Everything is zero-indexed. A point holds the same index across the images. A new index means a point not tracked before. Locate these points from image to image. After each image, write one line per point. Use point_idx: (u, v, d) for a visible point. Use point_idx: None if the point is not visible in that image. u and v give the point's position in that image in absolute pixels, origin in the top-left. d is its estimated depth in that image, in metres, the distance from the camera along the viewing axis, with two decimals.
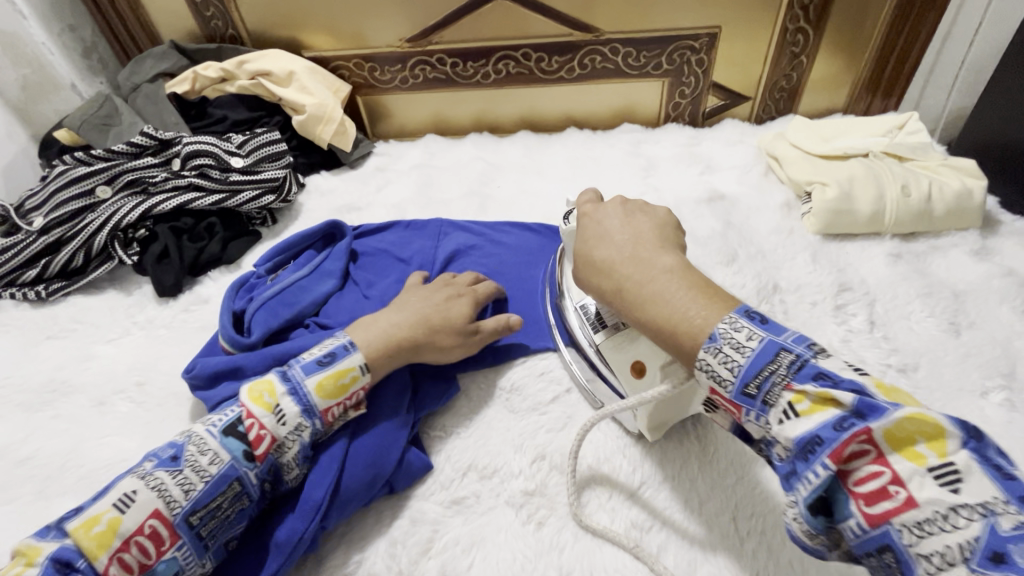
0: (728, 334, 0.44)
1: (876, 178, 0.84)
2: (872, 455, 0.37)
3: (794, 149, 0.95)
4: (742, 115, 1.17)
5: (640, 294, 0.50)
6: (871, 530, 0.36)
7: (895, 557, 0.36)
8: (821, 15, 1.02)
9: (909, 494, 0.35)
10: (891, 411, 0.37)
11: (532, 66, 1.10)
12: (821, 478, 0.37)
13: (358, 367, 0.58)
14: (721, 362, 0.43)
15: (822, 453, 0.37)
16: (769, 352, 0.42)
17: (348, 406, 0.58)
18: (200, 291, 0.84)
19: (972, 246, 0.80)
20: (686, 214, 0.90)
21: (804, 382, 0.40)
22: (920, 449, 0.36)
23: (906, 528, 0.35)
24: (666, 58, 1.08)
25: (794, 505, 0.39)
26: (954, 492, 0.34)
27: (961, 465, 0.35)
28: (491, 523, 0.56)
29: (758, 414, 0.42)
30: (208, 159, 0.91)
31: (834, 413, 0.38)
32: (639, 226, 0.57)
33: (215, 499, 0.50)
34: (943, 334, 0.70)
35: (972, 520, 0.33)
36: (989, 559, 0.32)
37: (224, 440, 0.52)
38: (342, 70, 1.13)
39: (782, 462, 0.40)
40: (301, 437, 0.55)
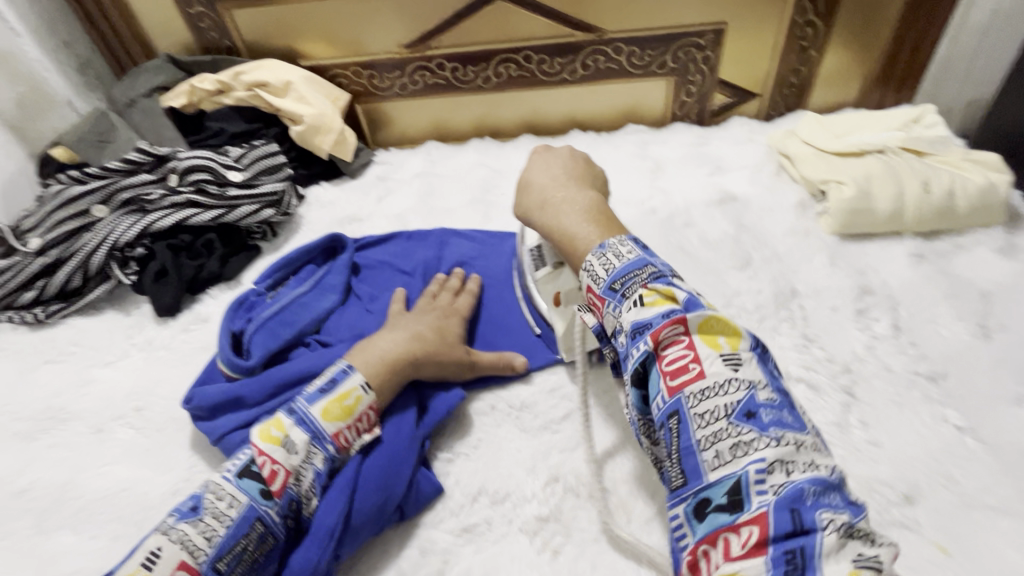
0: (614, 245, 0.53)
1: (895, 175, 0.80)
2: (684, 342, 0.44)
3: (807, 147, 0.92)
4: (751, 113, 1.14)
5: (560, 210, 0.62)
6: (667, 398, 0.43)
7: (679, 421, 0.42)
8: (830, 7, 0.99)
9: (702, 369, 0.43)
10: (705, 309, 0.45)
11: (534, 68, 1.08)
12: (641, 353, 0.45)
13: (359, 386, 0.57)
14: (602, 264, 0.52)
15: (646, 334, 0.45)
16: (638, 264, 0.51)
17: (361, 428, 0.57)
18: (199, 310, 0.82)
19: (998, 244, 0.77)
20: (697, 217, 0.87)
21: (657, 284, 0.48)
22: (720, 342, 0.44)
23: (692, 394, 0.42)
24: (671, 56, 1.05)
25: (625, 380, 0.47)
26: (733, 370, 0.43)
27: (743, 356, 0.44)
28: (504, 552, 0.54)
29: (615, 305, 0.49)
30: (206, 174, 0.89)
31: (668, 305, 0.46)
32: (576, 168, 0.69)
33: (240, 542, 0.49)
34: (973, 338, 0.67)
35: (737, 390, 0.42)
36: (744, 417, 0.41)
37: (240, 482, 0.51)
38: (340, 78, 1.11)
39: (622, 347, 0.48)
40: (314, 464, 0.54)
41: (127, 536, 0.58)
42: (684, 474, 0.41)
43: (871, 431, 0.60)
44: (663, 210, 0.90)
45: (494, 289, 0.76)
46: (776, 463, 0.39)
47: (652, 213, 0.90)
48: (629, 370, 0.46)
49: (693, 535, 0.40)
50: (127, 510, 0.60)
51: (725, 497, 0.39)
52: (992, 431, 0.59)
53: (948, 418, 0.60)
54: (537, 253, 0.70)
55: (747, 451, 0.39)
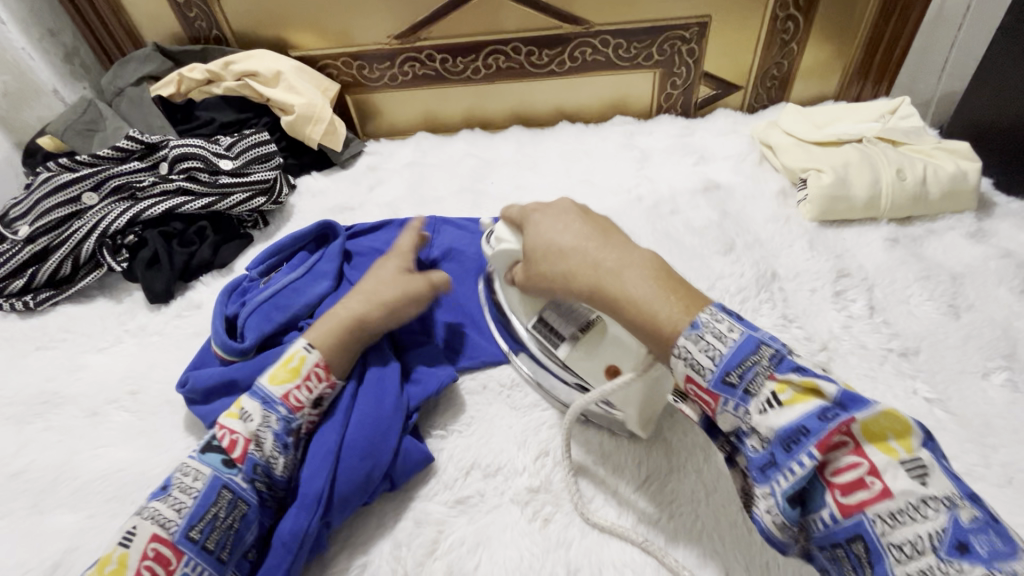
0: (710, 323, 0.43)
1: (871, 163, 0.83)
2: (851, 446, 0.38)
3: (787, 137, 0.95)
4: (734, 105, 1.17)
5: (623, 277, 0.47)
6: (843, 519, 0.37)
7: (865, 547, 0.37)
8: (811, 2, 1.01)
9: (884, 485, 0.36)
10: (867, 404, 0.39)
11: (522, 60, 1.09)
12: (804, 470, 0.38)
13: (301, 348, 0.60)
14: (701, 350, 0.42)
15: (808, 443, 0.38)
16: (749, 344, 0.42)
17: (311, 387, 0.58)
18: (191, 296, 0.83)
19: (969, 228, 0.80)
20: (682, 205, 0.90)
21: (786, 372, 0.41)
22: (891, 444, 0.38)
23: (879, 517, 0.36)
24: (657, 49, 1.07)
25: (769, 496, 0.40)
26: (923, 484, 0.36)
27: (926, 460, 0.37)
28: (497, 522, 0.56)
29: (737, 404, 0.42)
30: (197, 162, 0.89)
31: (816, 403, 0.39)
32: (599, 220, 0.54)
33: (210, 510, 0.50)
34: (943, 316, 0.70)
35: (938, 511, 0.35)
36: (955, 549, 0.34)
37: (203, 457, 0.53)
38: (330, 69, 1.11)
39: (761, 452, 0.41)
40: (272, 426, 0.55)
41: (124, 514, 0.59)
42: None
43: None
44: (649, 198, 0.93)
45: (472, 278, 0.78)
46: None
47: (638, 201, 0.92)
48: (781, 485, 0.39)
49: None
50: (124, 489, 0.61)
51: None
52: (960, 403, 0.62)
53: (918, 390, 0.63)
54: (542, 327, 0.61)
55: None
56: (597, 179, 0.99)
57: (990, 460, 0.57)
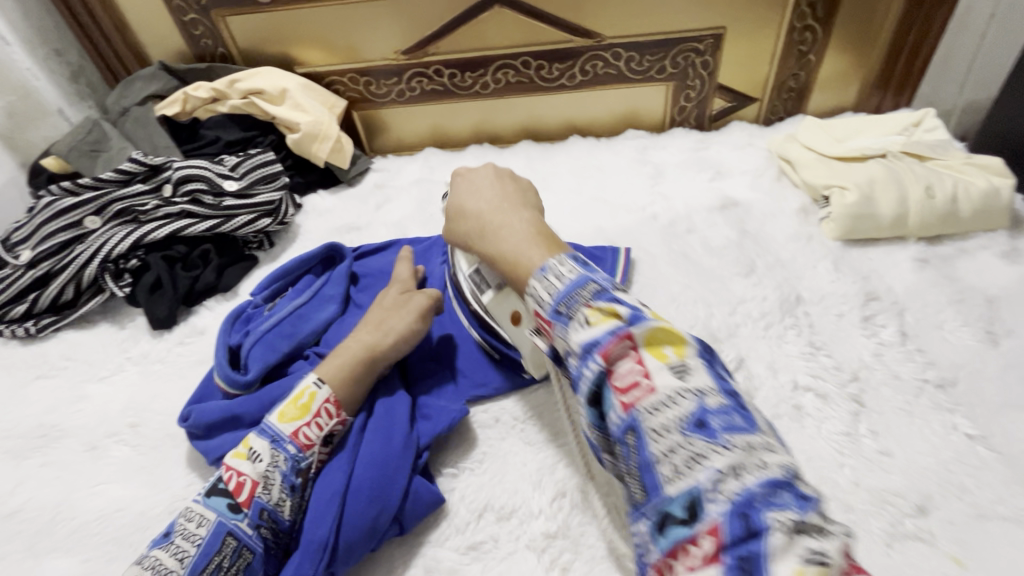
0: (554, 267, 0.47)
1: (897, 179, 0.80)
2: (633, 356, 0.41)
3: (807, 151, 0.92)
4: (749, 117, 1.14)
5: (497, 233, 0.57)
6: (622, 416, 0.40)
7: (634, 439, 0.39)
8: (829, 12, 0.99)
9: (652, 383, 0.40)
10: (652, 321, 0.42)
11: (532, 74, 1.07)
12: (593, 374, 0.41)
13: (312, 384, 0.58)
14: (545, 288, 0.47)
15: (595, 353, 0.41)
16: (581, 280, 0.45)
17: (322, 424, 0.56)
18: (195, 322, 0.81)
19: (1003, 248, 0.77)
20: (699, 223, 0.87)
21: (602, 300, 0.44)
22: (666, 351, 0.41)
23: (644, 411, 0.39)
24: (670, 61, 1.05)
25: (580, 405, 0.43)
26: (681, 379, 0.40)
27: (692, 363, 0.41)
28: (512, 571, 0.53)
29: (562, 328, 0.44)
30: (201, 183, 0.87)
31: (614, 321, 0.42)
32: (506, 188, 0.64)
33: (214, 559, 0.49)
34: (980, 344, 0.66)
35: (687, 399, 0.38)
36: (696, 428, 0.37)
37: (208, 501, 0.51)
38: (337, 85, 1.10)
39: (573, 369, 0.44)
40: (279, 467, 0.54)
41: (122, 557, 0.57)
42: (646, 490, 0.39)
43: (881, 440, 0.59)
44: (664, 216, 0.90)
45: None
46: (731, 471, 0.35)
47: (653, 219, 0.89)
48: (583, 392, 0.43)
49: (663, 561, 0.37)
50: (121, 530, 0.59)
51: (683, 515, 0.36)
52: (1003, 440, 0.58)
53: (958, 426, 0.59)
54: (477, 276, 0.65)
55: (701, 462, 0.36)
56: (610, 196, 0.97)
57: None
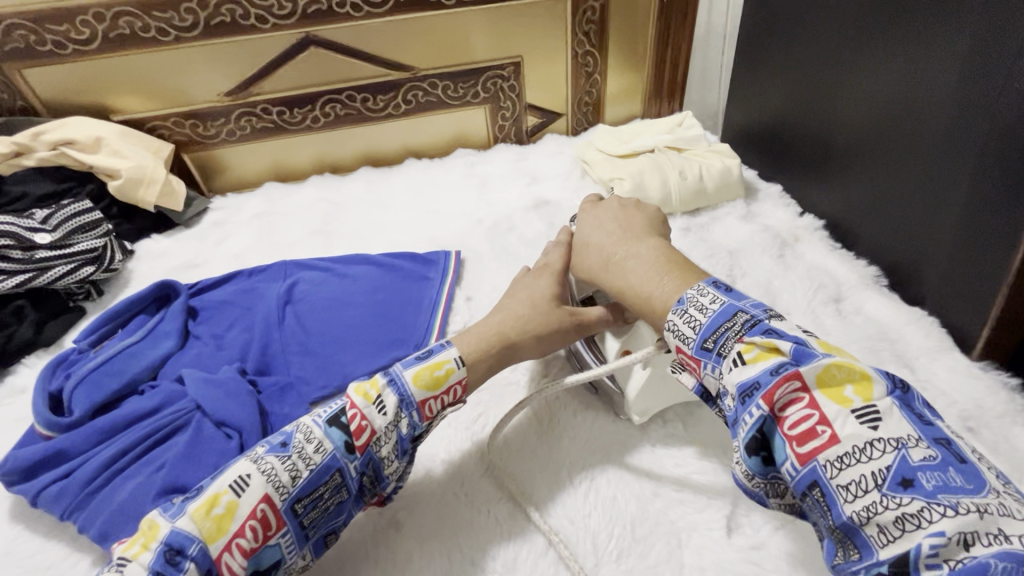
0: (694, 298, 0.52)
1: (659, 168, 0.99)
2: (804, 400, 0.42)
3: (599, 153, 1.11)
4: (561, 130, 1.32)
5: (624, 269, 0.61)
6: (799, 467, 0.41)
7: (821, 492, 0.40)
8: (602, 40, 1.20)
9: (834, 432, 0.40)
10: (820, 357, 0.43)
11: (359, 106, 1.16)
12: (756, 419, 0.43)
13: (453, 360, 0.59)
14: (686, 321, 0.51)
15: (758, 395, 0.43)
16: (726, 313, 0.49)
17: (445, 401, 0.57)
18: (12, 382, 0.77)
19: (741, 212, 0.99)
20: (518, 222, 1.01)
21: (754, 335, 0.46)
22: (847, 393, 0.41)
23: (828, 462, 0.40)
24: (481, 87, 1.19)
25: (739, 449, 0.45)
26: (873, 428, 0.40)
27: (881, 407, 0.40)
28: (354, 536, 0.60)
29: (713, 365, 0.48)
30: (7, 239, 0.83)
31: (774, 360, 0.44)
32: (632, 221, 0.67)
33: (319, 488, 0.50)
34: (724, 285, 0.85)
35: (885, 453, 0.39)
36: (901, 485, 0.37)
37: (329, 429, 0.52)
38: (160, 130, 1.10)
39: (730, 410, 0.46)
40: (398, 430, 0.54)
41: None
42: (857, 549, 0.39)
43: None
44: (489, 219, 1.03)
45: (324, 313, 0.82)
46: (959, 536, 0.34)
47: (479, 223, 1.02)
48: (743, 437, 0.44)
49: None
50: None
51: None
52: None
53: None
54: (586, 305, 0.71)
55: (919, 523, 0.36)
56: (442, 208, 1.08)
57: None
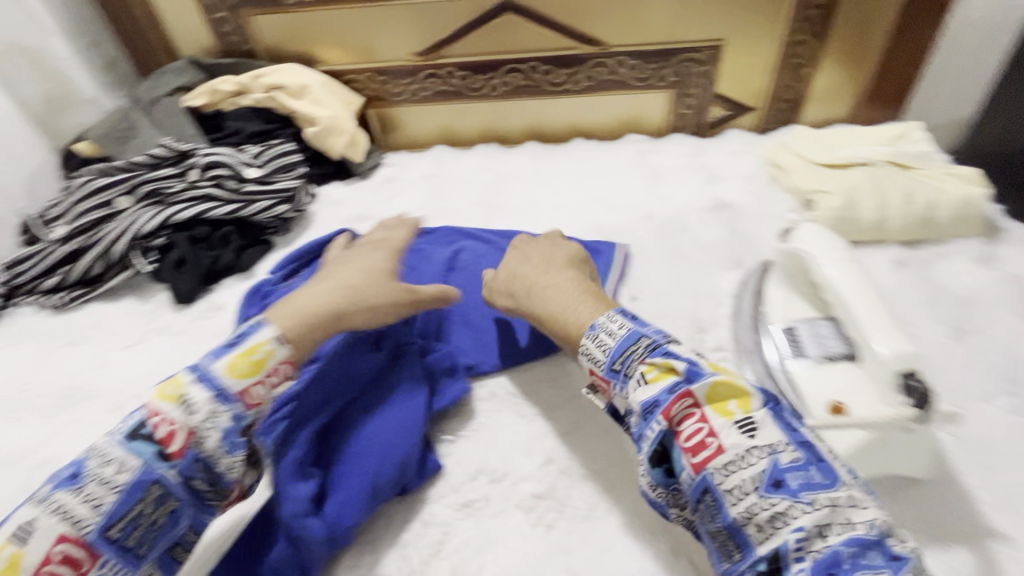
0: (605, 324, 0.56)
1: (879, 186, 0.85)
2: (697, 414, 0.47)
3: (797, 158, 0.97)
4: (746, 126, 1.19)
5: (545, 295, 0.63)
6: (695, 476, 0.46)
7: (713, 500, 0.45)
8: (823, 28, 1.04)
9: (720, 442, 0.46)
10: (710, 375, 0.48)
11: (540, 78, 1.13)
12: (657, 433, 0.48)
13: (270, 341, 0.54)
14: (598, 345, 0.55)
15: (657, 412, 0.48)
16: (632, 336, 0.53)
17: (274, 383, 0.54)
18: (214, 299, 0.87)
19: (976, 253, 0.81)
20: (692, 223, 0.92)
21: (655, 357, 0.51)
22: (731, 406, 0.47)
23: (717, 470, 0.45)
24: (670, 70, 1.10)
25: (643, 464, 0.49)
26: (752, 437, 0.45)
27: (758, 417, 0.47)
28: (501, 526, 0.57)
29: (621, 385, 0.52)
30: (225, 169, 0.93)
31: (672, 378, 0.49)
32: (554, 251, 0.69)
33: (136, 507, 0.46)
34: (948, 340, 0.71)
35: (761, 457, 0.45)
36: (773, 487, 0.43)
37: (132, 445, 0.47)
38: (354, 83, 1.16)
39: (634, 427, 0.50)
40: (219, 423, 0.50)
41: None
42: (739, 550, 0.44)
43: None
44: (659, 215, 0.95)
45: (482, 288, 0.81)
46: (816, 529, 0.41)
47: (648, 217, 0.94)
48: (647, 451, 0.49)
49: None
50: None
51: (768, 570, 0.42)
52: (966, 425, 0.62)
53: None
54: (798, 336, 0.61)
55: (786, 521, 0.42)
56: (608, 195, 1.02)
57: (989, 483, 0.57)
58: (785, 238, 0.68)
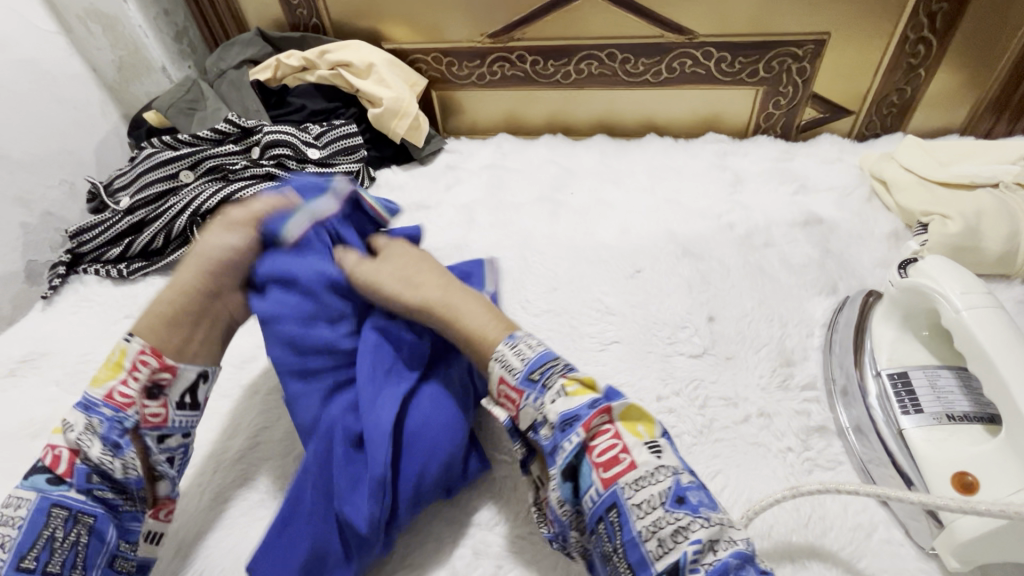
0: (524, 337, 0.53)
1: (1008, 213, 0.74)
2: (610, 431, 0.46)
3: (905, 172, 0.87)
4: (841, 131, 1.08)
5: (459, 303, 0.56)
6: (603, 490, 0.44)
7: (617, 514, 0.43)
8: (950, 26, 0.91)
9: (632, 458, 0.45)
10: (623, 398, 0.48)
11: (617, 67, 1.05)
12: (572, 446, 0.46)
13: (122, 339, 0.50)
14: (517, 354, 0.51)
15: (576, 425, 0.46)
16: (551, 353, 0.51)
17: (139, 377, 0.50)
18: None
19: None
20: (778, 237, 0.84)
21: (574, 372, 0.50)
22: (638, 429, 0.47)
23: (626, 484, 0.44)
24: (763, 65, 1.00)
25: (553, 478, 0.47)
26: (656, 457, 0.45)
27: (661, 441, 0.47)
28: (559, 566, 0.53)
29: (536, 396, 0.49)
30: (286, 149, 0.91)
31: (591, 396, 0.48)
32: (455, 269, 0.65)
33: (44, 533, 0.46)
34: None
35: (665, 475, 0.44)
36: (676, 502, 0.43)
37: (25, 483, 0.48)
38: (420, 63, 1.11)
39: (547, 439, 0.48)
40: (95, 432, 0.48)
41: (192, 496, 0.61)
42: (633, 567, 0.42)
43: None
44: (741, 226, 0.87)
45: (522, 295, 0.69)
46: (710, 543, 0.41)
47: (729, 228, 0.86)
48: (560, 465, 0.47)
49: None
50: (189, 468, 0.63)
51: None
52: None
53: None
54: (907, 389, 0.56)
55: (686, 534, 0.41)
56: (683, 200, 0.93)
57: None
58: (905, 271, 0.59)
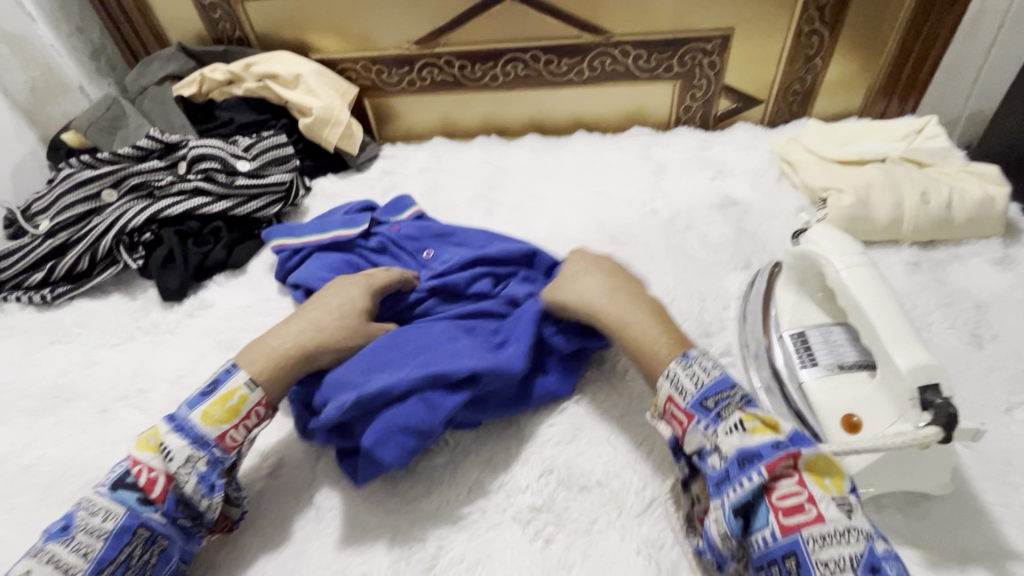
0: (698, 357, 0.54)
1: (894, 184, 0.81)
2: (794, 477, 0.44)
3: (808, 154, 0.94)
4: (755, 119, 1.15)
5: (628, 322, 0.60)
6: (781, 537, 0.43)
7: (795, 564, 0.42)
8: (836, 18, 0.99)
9: (819, 511, 0.43)
10: (814, 445, 0.46)
11: (541, 68, 1.09)
12: (752, 484, 0.45)
13: (243, 385, 0.57)
14: (690, 375, 0.53)
15: (758, 464, 0.45)
16: (726, 382, 0.52)
17: (248, 425, 0.57)
18: (204, 296, 0.84)
19: (994, 255, 0.79)
20: (698, 220, 0.89)
21: (752, 408, 0.49)
22: (828, 482, 0.44)
23: (810, 537, 0.42)
24: (677, 61, 1.06)
25: (720, 509, 0.46)
26: (848, 516, 0.43)
27: (853, 500, 0.44)
28: (497, 540, 0.55)
29: (709, 424, 0.50)
30: (214, 163, 0.91)
31: (772, 436, 0.47)
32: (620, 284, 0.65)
33: (124, 550, 0.50)
34: (965, 346, 0.68)
35: (858, 540, 0.41)
36: (869, 571, 0.40)
37: (116, 495, 0.51)
38: (349, 72, 1.12)
39: (712, 468, 0.48)
40: (197, 468, 0.53)
41: None
42: None
43: None
44: (664, 212, 0.92)
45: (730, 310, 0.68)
46: None
47: (653, 214, 0.91)
48: (730, 498, 0.46)
49: None
50: None
51: None
52: (992, 438, 0.59)
53: None
54: (805, 347, 0.61)
55: None
56: (611, 190, 0.98)
57: (1010, 499, 0.54)
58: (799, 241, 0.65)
